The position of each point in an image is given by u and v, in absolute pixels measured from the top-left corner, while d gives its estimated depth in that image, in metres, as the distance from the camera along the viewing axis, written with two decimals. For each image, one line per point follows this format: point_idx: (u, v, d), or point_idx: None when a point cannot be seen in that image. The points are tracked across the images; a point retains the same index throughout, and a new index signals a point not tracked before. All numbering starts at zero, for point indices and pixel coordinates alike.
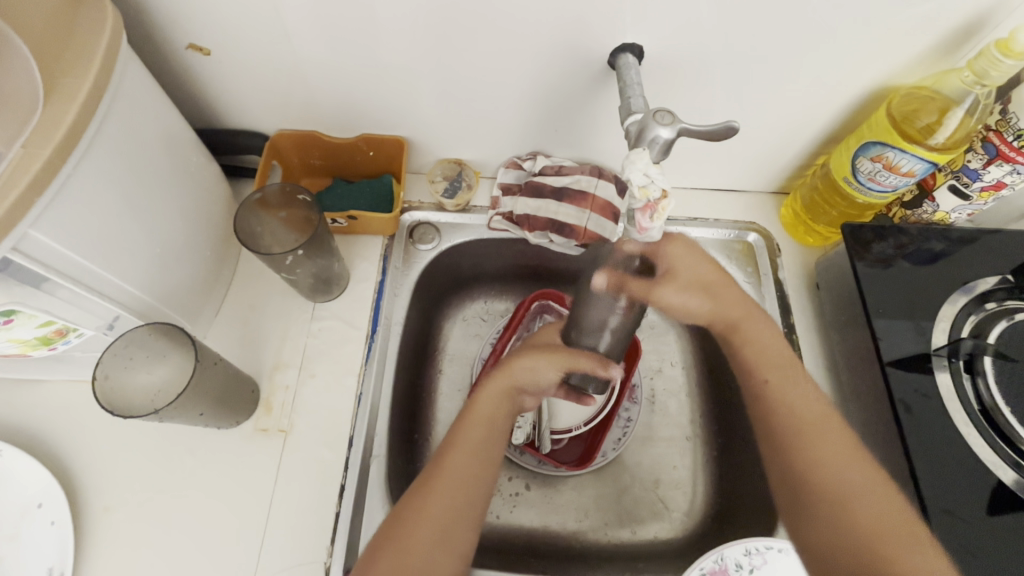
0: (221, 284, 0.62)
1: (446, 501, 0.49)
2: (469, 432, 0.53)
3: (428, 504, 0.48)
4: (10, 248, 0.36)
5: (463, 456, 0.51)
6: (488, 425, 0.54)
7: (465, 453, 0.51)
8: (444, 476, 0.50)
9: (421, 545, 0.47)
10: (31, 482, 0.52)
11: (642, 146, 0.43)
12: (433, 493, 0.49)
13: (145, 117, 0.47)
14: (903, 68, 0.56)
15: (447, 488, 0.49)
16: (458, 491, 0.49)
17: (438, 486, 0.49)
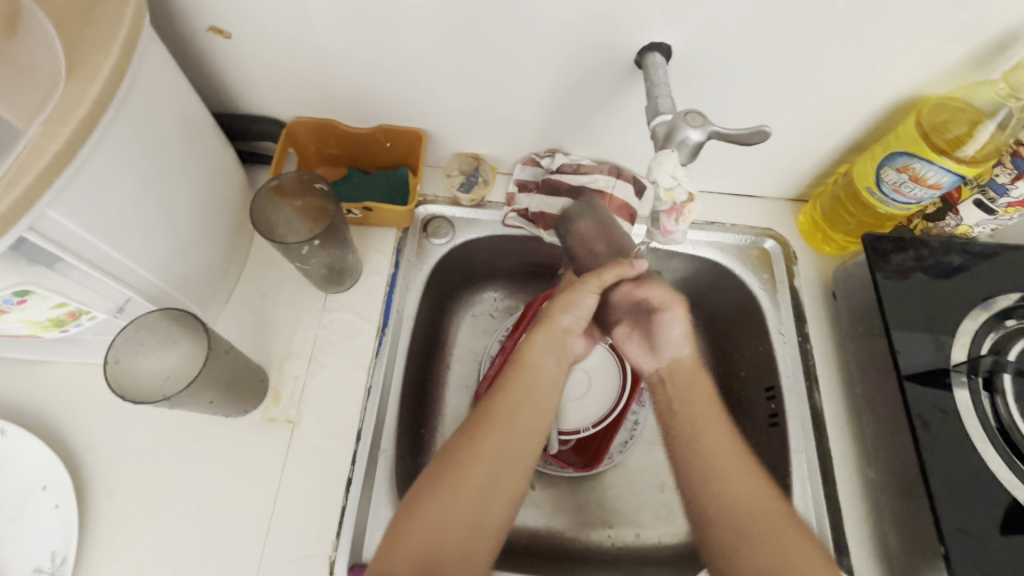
0: (233, 271, 0.61)
1: (499, 448, 0.50)
2: (521, 383, 0.54)
3: (482, 452, 0.49)
4: (27, 227, 0.35)
5: (517, 404, 0.53)
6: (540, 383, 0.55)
7: (518, 405, 0.53)
8: (496, 425, 0.51)
9: (474, 491, 0.48)
10: (37, 464, 0.52)
11: (671, 147, 0.42)
12: (485, 442, 0.50)
13: (163, 98, 0.46)
14: (933, 78, 0.55)
15: (499, 436, 0.50)
16: (508, 441, 0.50)
17: (490, 435, 0.50)
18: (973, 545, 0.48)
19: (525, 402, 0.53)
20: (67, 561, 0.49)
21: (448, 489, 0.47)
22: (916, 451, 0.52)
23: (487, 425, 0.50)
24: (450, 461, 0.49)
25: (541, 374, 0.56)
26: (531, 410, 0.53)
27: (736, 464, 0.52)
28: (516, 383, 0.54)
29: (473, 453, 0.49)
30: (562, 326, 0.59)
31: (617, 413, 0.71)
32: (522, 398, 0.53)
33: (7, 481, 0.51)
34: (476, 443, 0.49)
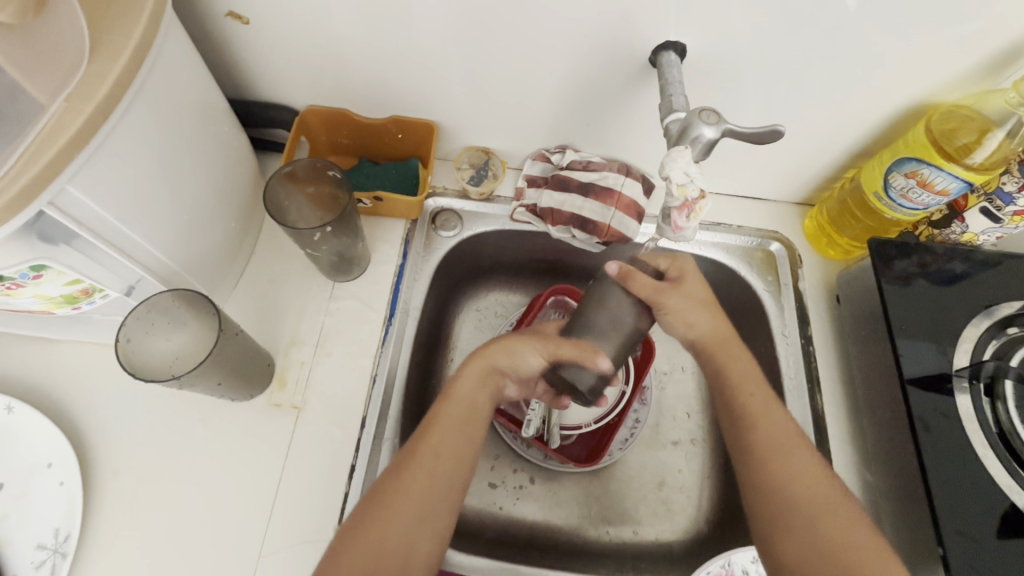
0: (241, 257, 0.61)
1: (426, 479, 0.47)
2: (452, 420, 0.50)
3: (412, 488, 0.47)
4: (48, 202, 0.35)
5: (444, 437, 0.50)
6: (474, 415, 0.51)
7: (443, 437, 0.49)
8: (426, 459, 0.48)
9: (403, 530, 0.45)
10: (44, 441, 0.52)
11: (684, 144, 0.43)
12: (410, 479, 0.47)
13: (181, 80, 0.46)
14: (943, 85, 0.56)
15: (425, 472, 0.48)
16: (434, 478, 0.48)
17: (419, 471, 0.47)
18: (971, 547, 0.48)
19: (455, 432, 0.50)
20: (70, 538, 0.49)
21: (378, 523, 0.45)
22: (916, 454, 0.52)
23: (417, 459, 0.48)
24: (381, 499, 0.46)
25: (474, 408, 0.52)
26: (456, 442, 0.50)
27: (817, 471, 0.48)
28: (442, 419, 0.50)
29: (404, 489, 0.46)
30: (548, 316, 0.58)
31: (620, 409, 0.71)
32: (453, 435, 0.50)
33: (13, 457, 0.51)
34: (403, 478, 0.47)
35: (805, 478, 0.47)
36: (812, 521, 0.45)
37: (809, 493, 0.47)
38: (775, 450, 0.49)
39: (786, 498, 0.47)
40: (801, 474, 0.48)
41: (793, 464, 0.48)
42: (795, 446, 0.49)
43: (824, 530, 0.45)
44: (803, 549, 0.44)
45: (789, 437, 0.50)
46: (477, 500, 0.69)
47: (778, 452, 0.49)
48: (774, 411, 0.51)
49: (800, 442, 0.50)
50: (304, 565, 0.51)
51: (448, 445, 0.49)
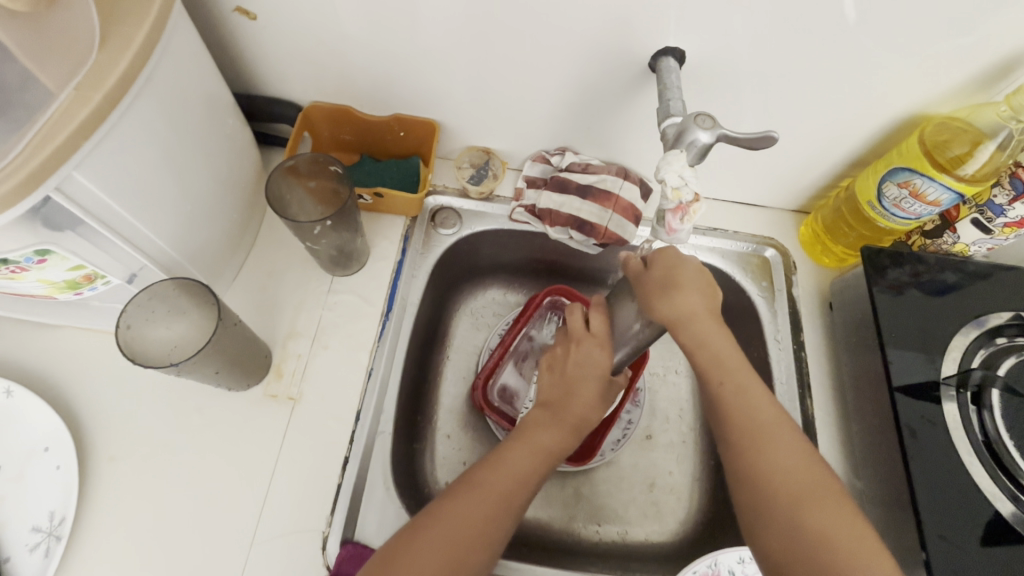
0: (242, 249, 0.62)
1: (463, 518, 0.46)
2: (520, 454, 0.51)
3: (465, 511, 0.46)
4: (53, 188, 0.36)
5: (506, 466, 0.50)
6: (537, 458, 0.51)
7: (501, 464, 0.50)
8: (486, 486, 0.48)
9: (454, 556, 0.44)
10: (42, 425, 0.53)
11: (680, 148, 0.43)
12: (464, 502, 0.47)
13: (187, 72, 0.47)
14: (937, 97, 0.57)
15: (480, 496, 0.47)
16: (488, 505, 0.47)
17: (472, 496, 0.47)
18: (954, 552, 0.49)
19: (504, 477, 0.49)
20: (65, 521, 0.49)
21: (427, 544, 0.45)
22: (903, 460, 0.53)
23: (481, 485, 0.48)
24: (434, 517, 0.46)
25: (541, 445, 0.52)
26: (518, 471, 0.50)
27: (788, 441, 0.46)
28: (500, 463, 0.50)
29: (440, 524, 0.46)
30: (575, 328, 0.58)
31: (613, 409, 0.72)
32: (518, 467, 0.50)
33: (11, 440, 0.52)
34: (454, 502, 0.47)
35: (792, 464, 0.45)
36: (792, 510, 0.43)
37: (789, 480, 0.44)
38: (761, 436, 0.46)
39: (771, 483, 0.44)
40: (787, 461, 0.45)
41: (774, 447, 0.45)
42: (775, 427, 0.46)
43: (805, 519, 0.42)
44: (785, 541, 0.43)
45: (770, 419, 0.46)
46: None
47: (758, 432, 0.46)
48: (750, 388, 0.47)
49: (779, 423, 0.46)
50: (295, 554, 0.51)
51: (512, 473, 0.49)
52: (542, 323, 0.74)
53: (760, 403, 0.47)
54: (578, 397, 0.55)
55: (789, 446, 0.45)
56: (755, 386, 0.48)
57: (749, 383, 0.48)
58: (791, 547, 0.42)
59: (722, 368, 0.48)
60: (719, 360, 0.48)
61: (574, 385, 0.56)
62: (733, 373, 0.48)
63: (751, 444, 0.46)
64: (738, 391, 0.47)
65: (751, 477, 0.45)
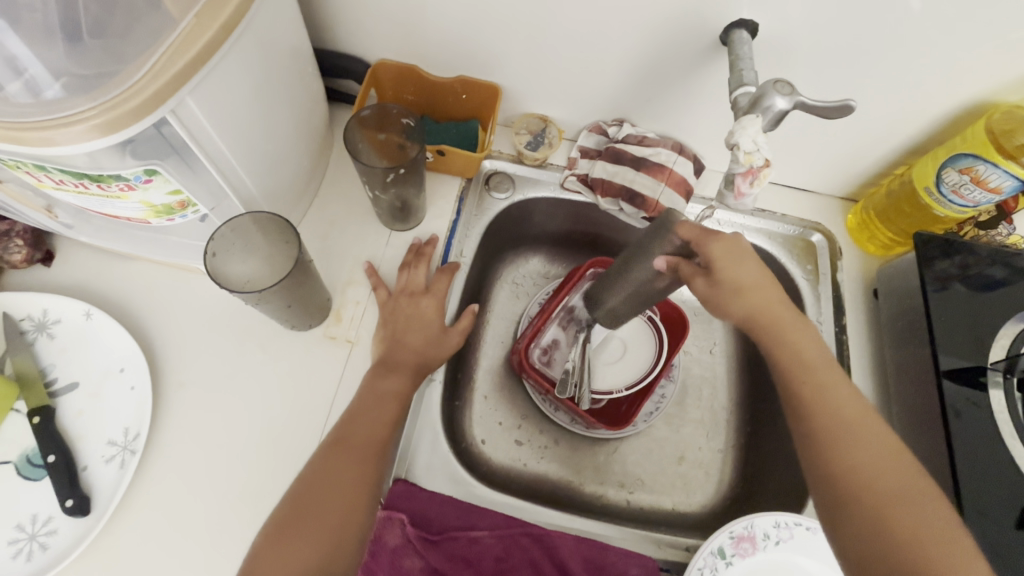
0: (307, 197, 0.64)
1: (350, 470, 0.48)
2: (376, 407, 0.52)
3: (330, 475, 0.47)
4: (169, 109, 0.38)
5: (358, 422, 0.51)
6: (394, 401, 0.53)
7: (359, 420, 0.51)
8: (348, 447, 0.49)
9: (329, 521, 0.45)
10: (120, 347, 0.56)
11: (755, 113, 0.45)
12: (336, 472, 0.48)
13: (282, 16, 0.49)
14: (1010, 84, 0.56)
15: (342, 457, 0.49)
16: (341, 463, 0.48)
17: (338, 461, 0.48)
18: (992, 528, 0.50)
19: (376, 423, 0.51)
20: (139, 437, 0.53)
21: (306, 513, 0.45)
22: (946, 439, 0.54)
23: (342, 449, 0.49)
24: (307, 492, 0.47)
25: (397, 390, 0.54)
26: (369, 429, 0.51)
27: (876, 434, 0.45)
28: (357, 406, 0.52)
29: (333, 480, 0.47)
30: (439, 289, 0.62)
31: (649, 380, 0.72)
32: (357, 417, 0.51)
33: (91, 359, 0.56)
34: (322, 467, 0.48)
35: (877, 462, 0.43)
36: (879, 509, 0.42)
37: (883, 481, 0.43)
38: (849, 430, 0.45)
39: (867, 481, 0.43)
40: (871, 460, 0.44)
41: (868, 450, 0.44)
42: (868, 427, 0.45)
43: (893, 523, 0.41)
44: (866, 537, 0.41)
45: (853, 417, 0.46)
46: (504, 455, 0.72)
47: (852, 433, 0.45)
48: (839, 387, 0.47)
49: (868, 424, 0.45)
50: None
51: (372, 423, 0.51)
52: (580, 293, 0.74)
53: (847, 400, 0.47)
54: (410, 341, 0.58)
55: (883, 448, 0.44)
56: (838, 379, 0.48)
57: (836, 385, 0.47)
58: (876, 549, 0.40)
59: (813, 370, 0.48)
60: (806, 361, 0.48)
61: (409, 332, 0.59)
62: (817, 373, 0.48)
63: (833, 438, 0.45)
64: (824, 386, 0.47)
65: (842, 473, 0.44)
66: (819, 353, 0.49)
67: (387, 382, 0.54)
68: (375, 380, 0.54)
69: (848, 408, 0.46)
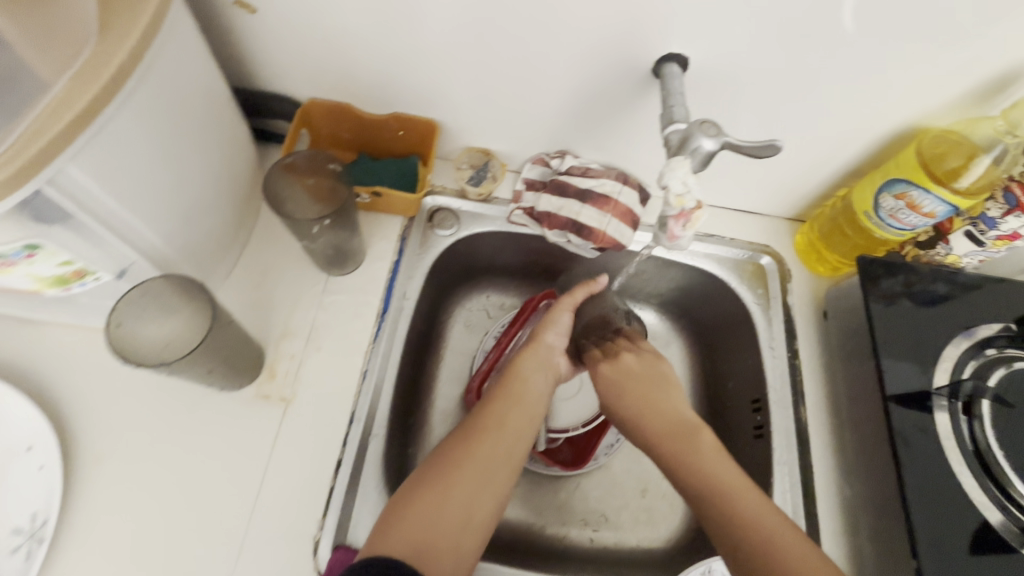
0: (235, 247, 0.61)
1: (490, 462, 0.47)
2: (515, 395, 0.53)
3: (469, 461, 0.47)
4: (45, 180, 0.35)
5: (507, 411, 0.52)
6: (539, 401, 0.54)
7: (507, 424, 0.50)
8: (487, 432, 0.49)
9: (450, 505, 0.44)
10: (24, 422, 0.51)
11: (684, 154, 0.44)
12: (466, 460, 0.47)
13: (188, 66, 0.46)
14: (936, 111, 0.57)
15: (493, 441, 0.49)
16: (502, 446, 0.49)
17: (483, 442, 0.48)
18: (945, 560, 0.50)
19: (517, 407, 0.52)
20: (48, 523, 0.48)
21: (437, 493, 0.44)
22: (896, 469, 0.54)
23: (478, 434, 0.49)
24: (420, 483, 0.45)
25: (539, 390, 0.55)
26: (522, 418, 0.51)
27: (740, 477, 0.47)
28: (505, 393, 0.53)
29: (460, 466, 0.46)
30: (547, 343, 0.59)
31: (607, 414, 0.72)
32: (513, 406, 0.52)
33: None
34: (471, 449, 0.47)
35: (762, 512, 0.45)
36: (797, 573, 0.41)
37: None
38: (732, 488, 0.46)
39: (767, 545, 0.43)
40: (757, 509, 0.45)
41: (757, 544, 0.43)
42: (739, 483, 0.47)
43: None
44: None
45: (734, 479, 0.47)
46: None
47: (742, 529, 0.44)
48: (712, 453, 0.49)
49: (772, 518, 0.45)
50: (286, 561, 0.50)
51: (526, 417, 0.52)
52: None
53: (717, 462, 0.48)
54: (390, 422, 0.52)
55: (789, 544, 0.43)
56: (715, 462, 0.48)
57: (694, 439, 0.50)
58: None
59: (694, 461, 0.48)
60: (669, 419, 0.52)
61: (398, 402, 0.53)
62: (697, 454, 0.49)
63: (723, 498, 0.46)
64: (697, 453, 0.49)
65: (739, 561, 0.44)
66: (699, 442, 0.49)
67: (522, 375, 0.55)
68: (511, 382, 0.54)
69: (721, 471, 0.47)
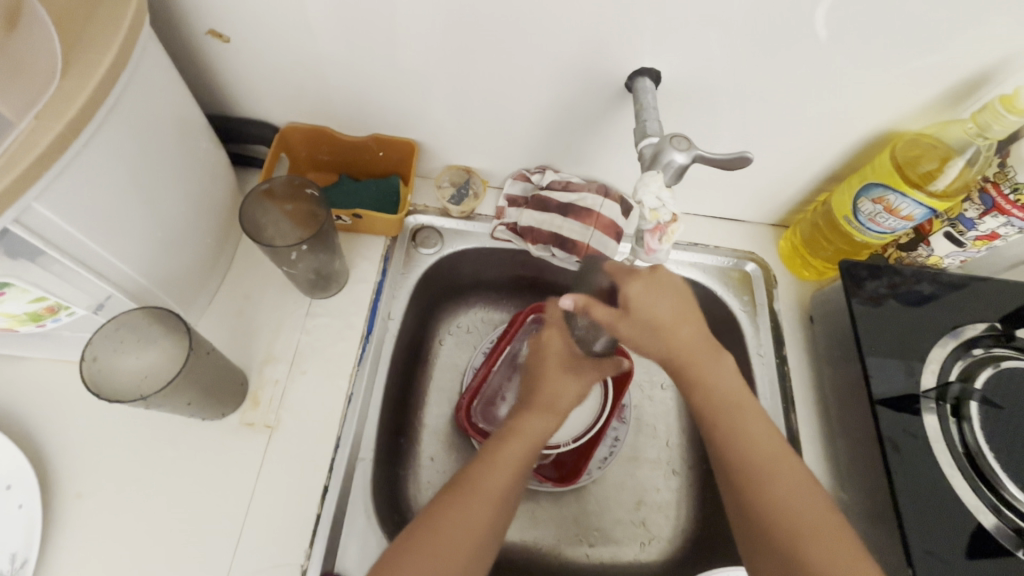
0: (217, 274, 0.61)
1: (468, 521, 0.46)
2: (507, 455, 0.50)
3: (464, 517, 0.46)
4: (12, 219, 0.36)
5: (497, 474, 0.49)
6: (526, 443, 0.51)
7: (500, 467, 0.49)
8: (486, 487, 0.48)
9: (458, 551, 0.45)
10: (3, 461, 0.50)
11: (656, 169, 0.44)
12: (474, 507, 0.47)
13: (162, 99, 0.47)
14: (908, 115, 0.57)
15: (482, 506, 0.47)
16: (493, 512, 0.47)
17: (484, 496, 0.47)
18: (939, 566, 0.49)
19: (517, 458, 0.50)
20: (27, 563, 0.47)
21: (424, 553, 0.44)
22: (886, 474, 0.53)
23: (466, 495, 0.47)
24: (446, 509, 0.47)
25: (528, 435, 0.52)
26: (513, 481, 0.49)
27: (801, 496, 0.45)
28: (502, 457, 0.50)
29: (440, 528, 0.46)
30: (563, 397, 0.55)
31: (599, 427, 0.70)
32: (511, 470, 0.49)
33: None
34: (465, 509, 0.47)
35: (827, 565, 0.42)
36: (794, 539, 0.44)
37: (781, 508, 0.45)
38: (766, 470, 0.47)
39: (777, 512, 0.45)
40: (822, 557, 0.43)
41: (788, 545, 0.44)
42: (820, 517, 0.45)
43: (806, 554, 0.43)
44: None
45: (813, 518, 0.45)
46: None
47: (783, 537, 0.44)
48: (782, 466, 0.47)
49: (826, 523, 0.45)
50: None
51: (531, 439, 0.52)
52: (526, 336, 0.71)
53: (795, 493, 0.46)
54: (487, 476, 0.49)
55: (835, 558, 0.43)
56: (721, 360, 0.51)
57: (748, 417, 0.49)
58: None
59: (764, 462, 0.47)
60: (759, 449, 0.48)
61: (485, 467, 0.49)
62: (743, 411, 0.50)
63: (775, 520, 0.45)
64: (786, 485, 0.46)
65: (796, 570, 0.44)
66: (771, 444, 0.48)
67: (525, 428, 0.52)
68: (522, 421, 0.53)
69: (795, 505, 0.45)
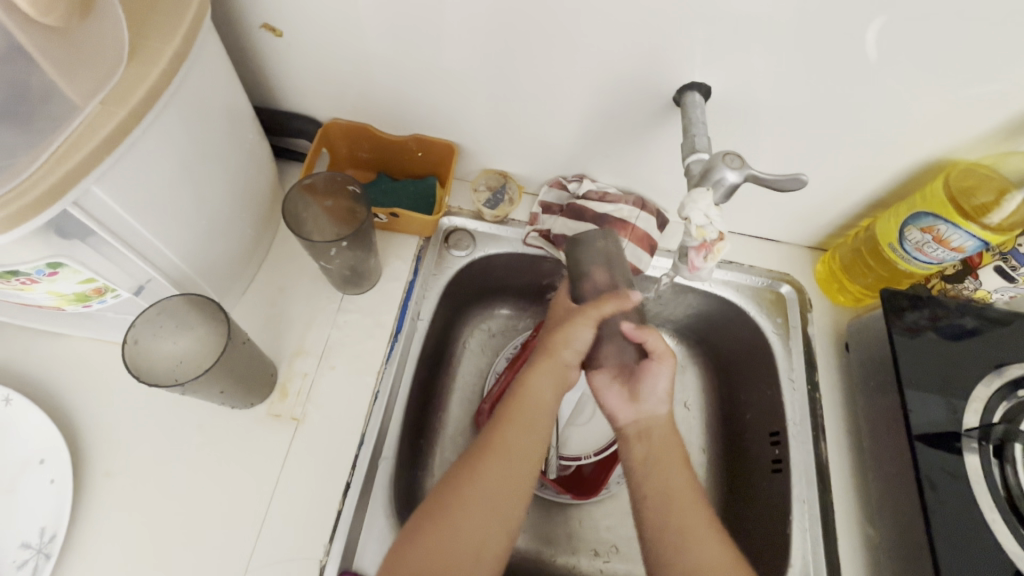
0: (253, 264, 0.61)
1: (500, 472, 0.48)
2: (514, 427, 0.50)
3: (481, 482, 0.47)
4: (72, 201, 0.36)
5: (518, 435, 0.50)
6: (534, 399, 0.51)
7: (525, 435, 0.50)
8: (498, 453, 0.48)
9: (472, 518, 0.45)
10: (38, 435, 0.51)
11: (706, 186, 0.44)
12: (490, 466, 0.48)
13: (217, 89, 0.47)
14: (964, 144, 0.56)
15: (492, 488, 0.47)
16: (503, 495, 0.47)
17: (494, 463, 0.48)
18: None
19: (524, 429, 0.50)
20: (56, 538, 0.48)
21: (440, 523, 0.45)
22: (922, 512, 0.52)
23: (487, 451, 0.48)
24: (466, 471, 0.48)
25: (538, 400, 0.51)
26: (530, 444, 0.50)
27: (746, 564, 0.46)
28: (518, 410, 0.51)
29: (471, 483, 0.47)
30: (563, 361, 0.53)
31: None
32: (521, 430, 0.50)
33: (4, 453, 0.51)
34: (479, 471, 0.47)
35: None
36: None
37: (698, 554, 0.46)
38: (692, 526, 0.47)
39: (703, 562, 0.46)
40: None
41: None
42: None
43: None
44: None
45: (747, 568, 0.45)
46: None
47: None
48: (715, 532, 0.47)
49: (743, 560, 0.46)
50: None
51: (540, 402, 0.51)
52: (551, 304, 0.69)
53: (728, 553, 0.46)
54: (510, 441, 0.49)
55: None
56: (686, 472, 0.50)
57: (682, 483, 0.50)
58: None
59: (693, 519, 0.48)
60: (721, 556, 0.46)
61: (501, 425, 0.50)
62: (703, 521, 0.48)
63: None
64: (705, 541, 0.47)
65: None
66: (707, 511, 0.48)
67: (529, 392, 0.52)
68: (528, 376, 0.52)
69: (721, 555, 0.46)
